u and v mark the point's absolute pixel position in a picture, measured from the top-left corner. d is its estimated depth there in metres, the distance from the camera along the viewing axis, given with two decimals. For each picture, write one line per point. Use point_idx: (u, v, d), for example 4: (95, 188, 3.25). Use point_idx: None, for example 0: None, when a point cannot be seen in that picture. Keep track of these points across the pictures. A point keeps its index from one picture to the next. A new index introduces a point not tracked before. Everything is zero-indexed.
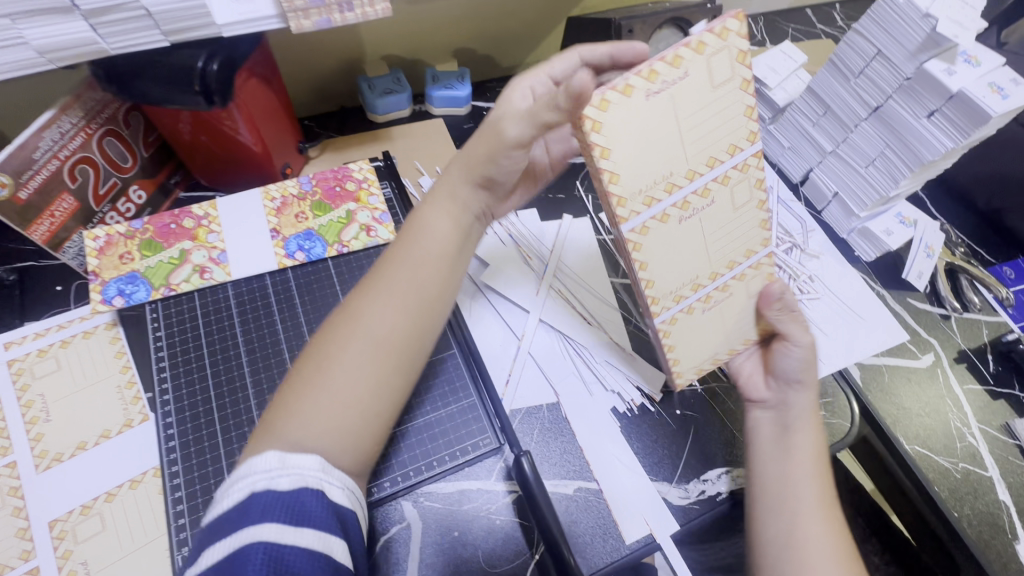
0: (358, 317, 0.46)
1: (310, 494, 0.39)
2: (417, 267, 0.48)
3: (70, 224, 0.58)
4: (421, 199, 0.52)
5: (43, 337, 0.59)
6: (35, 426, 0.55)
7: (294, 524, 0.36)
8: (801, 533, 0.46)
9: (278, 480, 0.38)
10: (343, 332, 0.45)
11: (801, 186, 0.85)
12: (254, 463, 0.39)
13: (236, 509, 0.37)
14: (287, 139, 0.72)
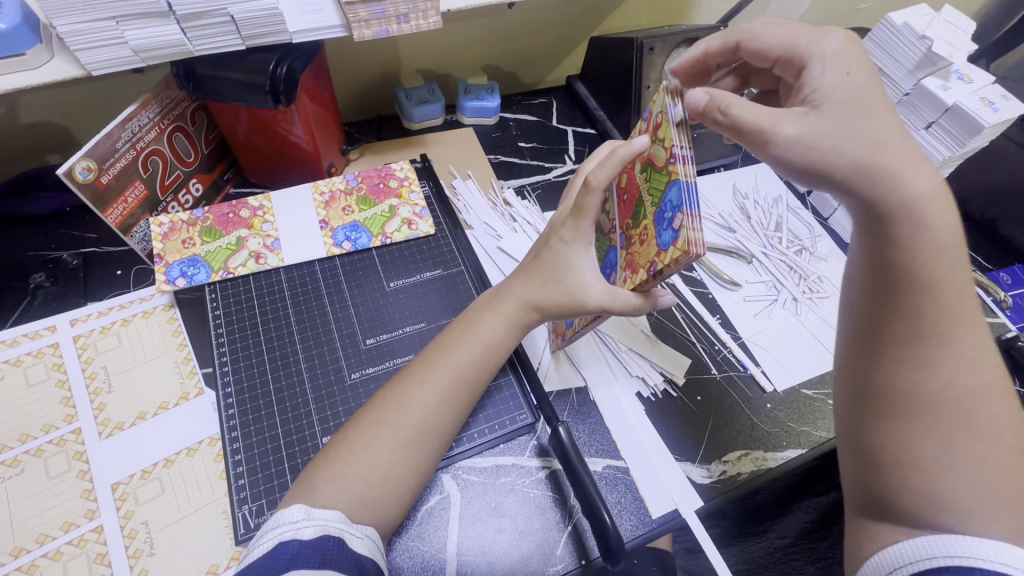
0: (407, 405, 0.50)
1: (332, 542, 0.42)
2: (466, 367, 0.53)
3: (139, 210, 0.63)
4: (480, 307, 0.57)
5: (106, 315, 0.63)
6: (98, 397, 0.58)
7: (318, 568, 0.39)
8: (939, 389, 0.41)
9: (304, 530, 0.43)
10: (392, 417, 0.50)
11: (808, 196, 0.91)
12: (283, 517, 0.44)
13: (264, 557, 0.41)
14: (332, 141, 0.78)
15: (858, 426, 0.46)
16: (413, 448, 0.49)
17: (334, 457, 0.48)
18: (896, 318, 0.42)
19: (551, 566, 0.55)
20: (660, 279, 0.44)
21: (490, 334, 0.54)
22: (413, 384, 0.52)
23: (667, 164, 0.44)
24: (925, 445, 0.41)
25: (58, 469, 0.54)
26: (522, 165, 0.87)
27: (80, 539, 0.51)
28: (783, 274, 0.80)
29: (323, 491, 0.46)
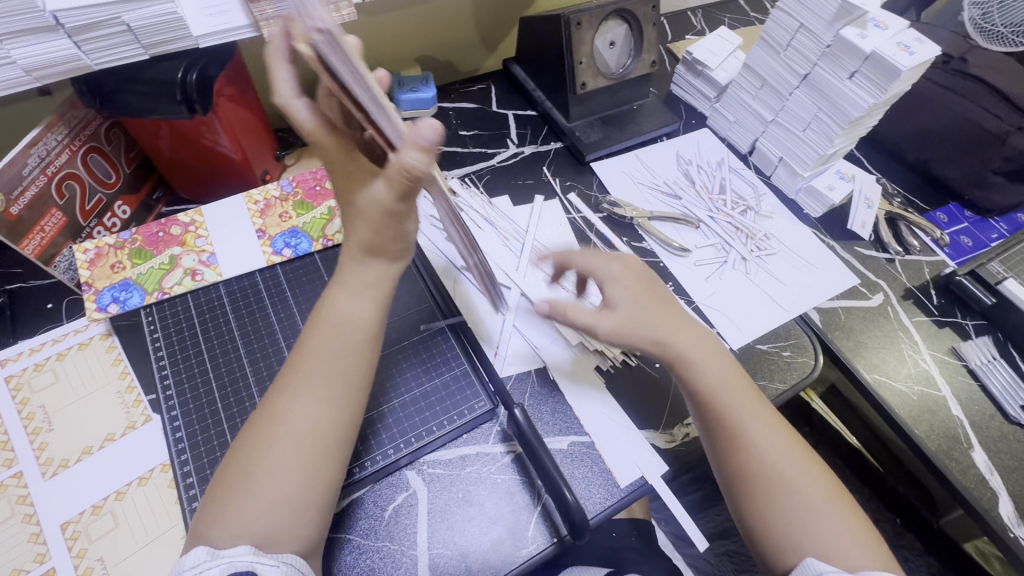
0: (280, 419, 0.47)
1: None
2: (349, 362, 0.50)
3: (60, 239, 0.60)
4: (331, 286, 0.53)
5: (39, 351, 0.60)
6: (38, 437, 0.56)
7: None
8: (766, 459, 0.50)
9: (207, 572, 0.41)
10: (266, 436, 0.46)
11: (749, 155, 0.92)
12: (187, 561, 0.42)
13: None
14: (264, 148, 0.75)
15: (734, 509, 0.52)
16: (298, 458, 0.46)
17: (229, 485, 0.46)
18: (709, 410, 0.53)
19: (523, 548, 0.55)
20: (376, 106, 0.37)
21: (342, 314, 0.51)
22: (278, 393, 0.49)
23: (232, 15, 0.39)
24: (800, 507, 0.49)
25: (2, 515, 0.52)
26: (465, 154, 0.86)
27: None
28: (730, 236, 0.81)
29: (222, 527, 0.44)
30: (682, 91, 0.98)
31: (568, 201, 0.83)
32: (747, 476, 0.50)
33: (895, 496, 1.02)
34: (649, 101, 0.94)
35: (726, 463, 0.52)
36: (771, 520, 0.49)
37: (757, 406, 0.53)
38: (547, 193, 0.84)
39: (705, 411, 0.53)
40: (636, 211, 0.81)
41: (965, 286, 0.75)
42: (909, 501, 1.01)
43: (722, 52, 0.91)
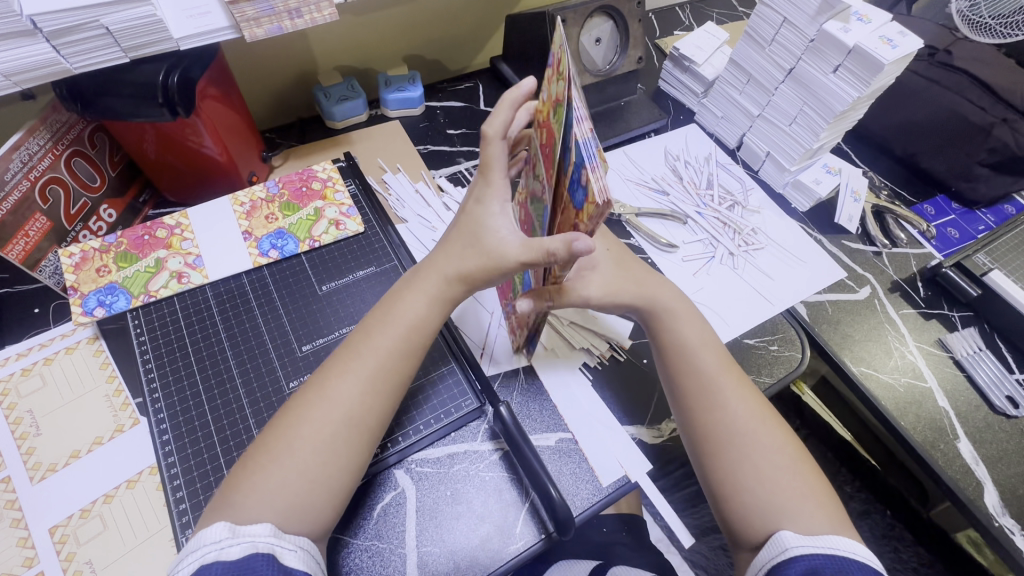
0: (329, 396, 0.50)
1: (260, 560, 0.42)
2: (394, 357, 0.52)
3: (45, 243, 0.60)
4: (398, 287, 0.56)
5: (26, 356, 0.60)
6: (25, 441, 0.56)
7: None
8: (732, 422, 0.56)
9: (230, 548, 0.42)
10: (315, 413, 0.49)
11: (737, 151, 0.93)
12: (205, 536, 0.42)
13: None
14: (250, 150, 0.75)
15: (698, 466, 0.57)
16: (337, 442, 0.48)
17: (255, 465, 0.47)
18: (675, 368, 0.60)
19: (512, 544, 0.55)
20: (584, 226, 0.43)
21: (410, 319, 0.53)
22: (335, 375, 0.51)
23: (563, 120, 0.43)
24: (753, 454, 0.54)
25: None
26: (453, 153, 0.86)
27: None
28: (718, 231, 0.81)
29: (244, 505, 0.45)
30: (670, 87, 0.98)
31: None
32: (706, 428, 0.56)
33: (886, 488, 1.03)
34: (637, 97, 0.94)
35: (689, 418, 0.57)
36: (728, 465, 0.54)
37: (720, 366, 0.59)
38: None
39: (680, 373, 0.59)
40: (624, 207, 0.81)
41: (950, 278, 0.75)
42: (899, 492, 1.02)
43: (708, 47, 0.92)
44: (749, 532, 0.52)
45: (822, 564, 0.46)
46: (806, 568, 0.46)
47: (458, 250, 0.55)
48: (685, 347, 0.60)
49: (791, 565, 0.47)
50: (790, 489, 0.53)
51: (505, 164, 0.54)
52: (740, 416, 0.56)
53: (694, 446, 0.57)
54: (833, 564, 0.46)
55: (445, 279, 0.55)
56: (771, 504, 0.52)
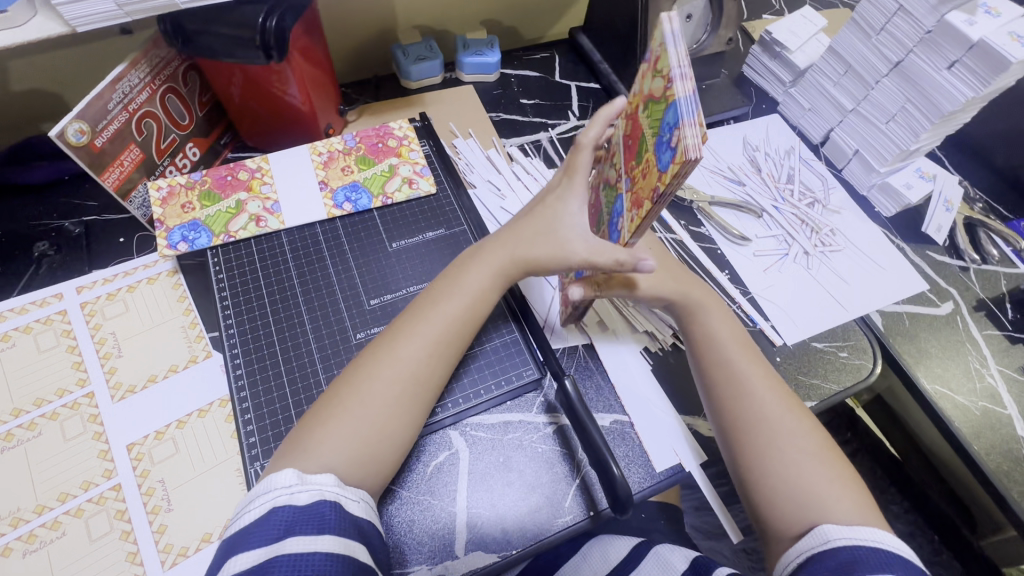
0: (395, 356, 0.51)
1: (328, 506, 0.42)
2: (458, 321, 0.53)
3: (136, 175, 0.62)
4: (463, 260, 0.56)
5: (111, 282, 0.63)
6: (109, 361, 0.59)
7: (316, 536, 0.39)
8: (769, 416, 0.54)
9: (298, 495, 0.42)
10: (382, 370, 0.50)
11: (821, 146, 0.88)
12: (275, 481, 0.43)
13: (257, 524, 0.40)
14: (330, 103, 0.76)
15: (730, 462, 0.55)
16: (403, 401, 0.50)
17: (325, 415, 0.48)
18: (707, 356, 0.58)
19: (560, 517, 0.55)
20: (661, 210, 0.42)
21: (478, 286, 0.54)
22: (399, 335, 0.52)
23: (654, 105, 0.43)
24: (782, 447, 0.53)
25: (75, 431, 0.55)
26: (524, 123, 0.85)
27: (100, 496, 0.53)
28: (794, 228, 0.78)
29: (313, 455, 0.46)
30: (755, 74, 0.92)
31: None
32: (734, 419, 0.55)
33: (934, 512, 0.99)
34: (720, 81, 0.90)
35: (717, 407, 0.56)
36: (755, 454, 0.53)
37: (750, 358, 0.58)
38: None
39: (711, 361, 0.58)
40: (696, 194, 0.78)
41: None
42: (949, 518, 0.97)
43: (803, 33, 0.86)
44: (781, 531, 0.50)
45: (866, 555, 0.44)
46: (847, 559, 0.44)
47: (536, 228, 0.55)
48: (724, 340, 0.59)
49: (833, 554, 0.45)
50: (842, 489, 0.51)
51: (590, 170, 0.55)
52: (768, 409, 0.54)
53: (723, 436, 0.55)
54: (878, 554, 0.44)
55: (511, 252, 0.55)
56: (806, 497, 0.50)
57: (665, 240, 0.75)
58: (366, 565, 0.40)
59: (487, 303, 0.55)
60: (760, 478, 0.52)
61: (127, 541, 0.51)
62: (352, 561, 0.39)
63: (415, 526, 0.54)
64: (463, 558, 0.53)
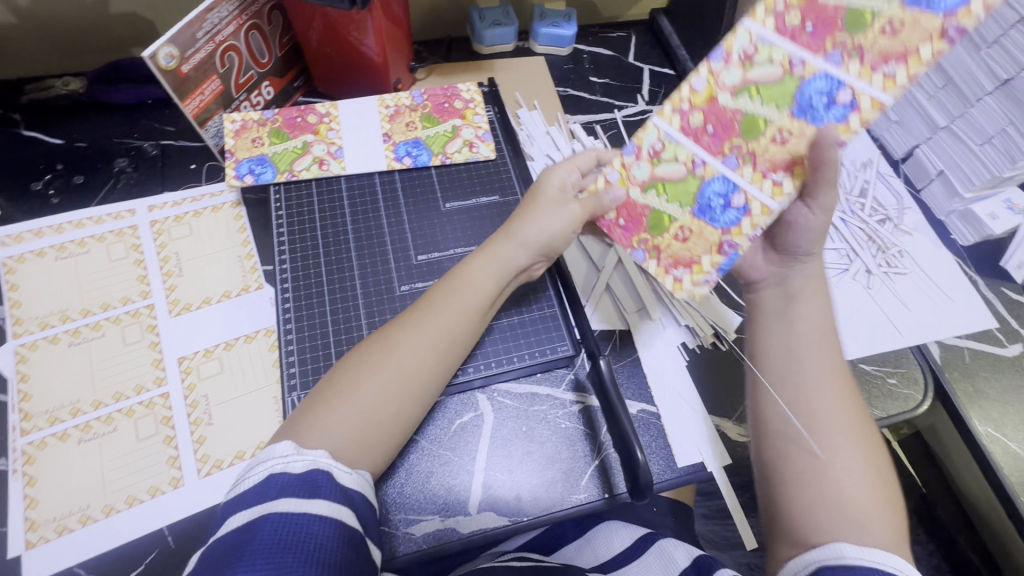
0: (391, 348, 0.49)
1: (321, 474, 0.43)
2: (451, 318, 0.52)
3: (213, 105, 0.65)
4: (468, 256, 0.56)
5: (180, 205, 0.67)
6: (170, 279, 0.63)
7: (307, 499, 0.40)
8: (830, 456, 0.46)
9: (294, 464, 0.42)
10: (375, 360, 0.49)
11: (902, 163, 0.83)
12: (273, 450, 0.44)
13: (255, 488, 0.41)
14: (402, 58, 0.76)
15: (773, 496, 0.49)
16: (396, 396, 0.48)
17: (319, 400, 0.47)
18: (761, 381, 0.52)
19: (575, 494, 0.56)
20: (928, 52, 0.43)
21: (473, 285, 0.53)
22: (397, 329, 0.51)
23: (834, 4, 0.44)
24: (835, 479, 0.45)
25: (133, 337, 0.59)
26: (591, 101, 0.83)
27: (149, 401, 0.56)
28: (860, 244, 0.74)
29: (309, 432, 0.45)
30: None
31: None
32: (771, 445, 0.49)
33: (960, 561, 0.95)
34: None
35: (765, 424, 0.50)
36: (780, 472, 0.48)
37: (820, 367, 0.50)
38: None
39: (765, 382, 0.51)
40: None
41: None
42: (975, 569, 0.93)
43: None
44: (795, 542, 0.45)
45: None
46: None
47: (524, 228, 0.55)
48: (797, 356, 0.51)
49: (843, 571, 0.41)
50: None
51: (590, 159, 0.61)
52: (817, 435, 0.47)
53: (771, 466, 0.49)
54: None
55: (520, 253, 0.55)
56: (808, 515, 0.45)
57: None
58: (355, 529, 0.42)
59: (485, 301, 0.54)
60: (800, 526, 0.45)
61: (168, 446, 0.55)
62: (341, 524, 0.41)
63: (432, 478, 0.55)
64: (474, 516, 0.54)
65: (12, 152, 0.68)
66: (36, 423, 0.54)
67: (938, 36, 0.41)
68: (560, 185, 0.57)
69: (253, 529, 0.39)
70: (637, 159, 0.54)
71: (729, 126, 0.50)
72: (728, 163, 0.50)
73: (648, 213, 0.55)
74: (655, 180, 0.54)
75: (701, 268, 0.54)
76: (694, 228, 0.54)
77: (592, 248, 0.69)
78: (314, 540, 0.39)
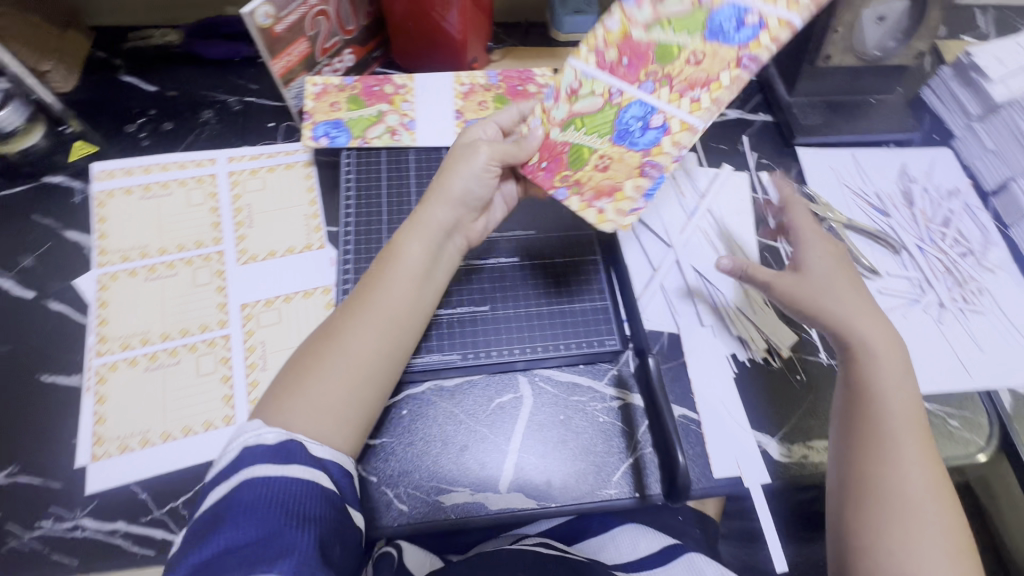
0: (338, 335, 0.48)
1: (295, 443, 0.43)
2: (396, 295, 0.51)
3: (298, 68, 0.67)
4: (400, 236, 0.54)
5: (256, 160, 0.70)
6: (241, 229, 0.66)
7: (282, 465, 0.41)
8: (879, 509, 0.45)
9: (267, 435, 0.43)
10: (323, 348, 0.48)
11: (993, 195, 0.77)
12: (246, 427, 0.44)
13: (232, 460, 0.42)
14: (481, 37, 0.76)
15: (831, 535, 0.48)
16: (348, 377, 0.47)
17: (279, 392, 0.46)
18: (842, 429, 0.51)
19: (606, 488, 0.56)
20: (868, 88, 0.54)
21: (413, 259, 0.52)
22: (342, 316, 0.50)
23: (645, 41, 0.54)
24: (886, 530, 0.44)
25: (203, 280, 0.63)
26: None
27: (212, 340, 0.60)
28: (935, 275, 0.70)
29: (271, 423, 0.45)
30: (935, 98, 0.81)
31: (758, 178, 0.75)
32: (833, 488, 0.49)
33: None
34: (891, 98, 0.81)
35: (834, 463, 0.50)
36: (846, 496, 0.47)
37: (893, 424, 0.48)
38: (738, 163, 0.77)
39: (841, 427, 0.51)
40: (833, 213, 0.73)
41: None
42: None
43: (1012, 63, 0.74)
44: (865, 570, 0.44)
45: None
46: None
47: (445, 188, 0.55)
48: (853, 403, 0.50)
49: None
50: None
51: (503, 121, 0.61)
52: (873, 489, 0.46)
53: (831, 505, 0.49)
54: None
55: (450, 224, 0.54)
56: (875, 537, 0.44)
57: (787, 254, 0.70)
58: (332, 488, 0.43)
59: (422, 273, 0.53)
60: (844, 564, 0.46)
61: (225, 385, 0.58)
62: (319, 486, 0.42)
63: (467, 452, 0.56)
64: (504, 495, 0.55)
65: (111, 95, 0.73)
66: (111, 347, 0.58)
67: (733, 64, 0.52)
68: (478, 137, 0.57)
69: (233, 500, 0.39)
70: (555, 103, 0.56)
71: (644, 57, 0.54)
72: (644, 89, 0.54)
73: (569, 150, 0.56)
74: (574, 116, 0.56)
75: (623, 194, 0.55)
76: (614, 156, 0.55)
77: (651, 247, 0.68)
78: (292, 500, 0.40)
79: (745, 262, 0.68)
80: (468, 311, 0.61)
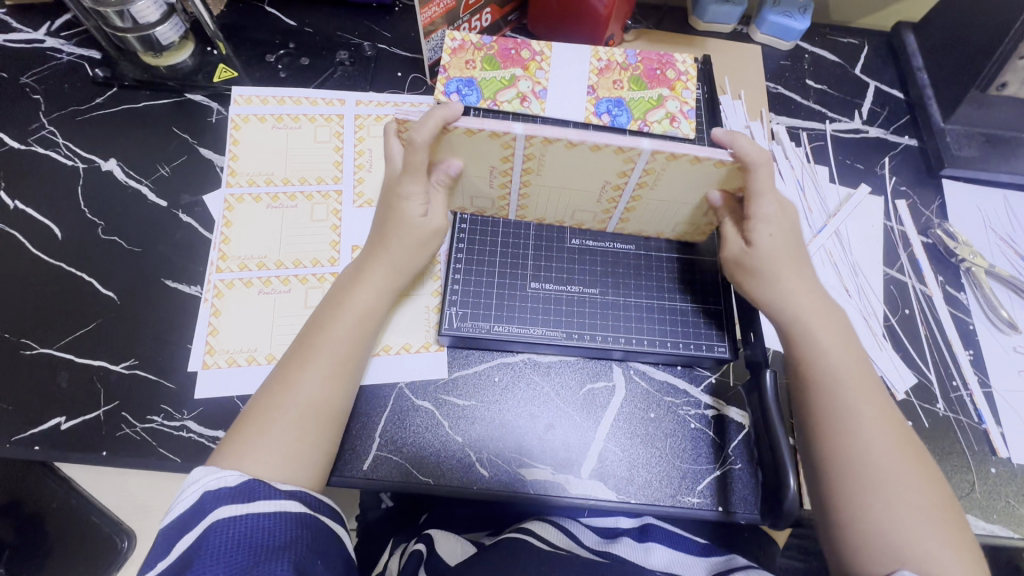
0: (292, 385, 0.47)
1: (257, 484, 0.41)
2: (348, 341, 0.50)
3: (440, 20, 0.66)
4: (347, 279, 0.53)
5: (383, 107, 0.70)
6: (360, 171, 0.67)
7: (246, 504, 0.40)
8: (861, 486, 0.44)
9: (229, 476, 0.41)
10: (277, 401, 0.46)
11: None
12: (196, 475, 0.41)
13: (190, 508, 0.39)
14: (623, 12, 0.73)
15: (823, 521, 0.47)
16: (305, 426, 0.45)
17: (233, 450, 0.43)
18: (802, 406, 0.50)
19: (688, 496, 0.54)
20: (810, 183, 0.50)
21: (364, 304, 0.51)
22: (296, 365, 0.48)
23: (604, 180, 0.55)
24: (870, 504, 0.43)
25: (320, 215, 0.64)
26: (801, 106, 0.76)
27: (321, 276, 0.61)
28: None
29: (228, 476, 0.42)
30: None
31: (894, 208, 0.70)
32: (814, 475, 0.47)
33: None
34: None
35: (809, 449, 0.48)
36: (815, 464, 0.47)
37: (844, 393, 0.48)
38: (873, 186, 0.72)
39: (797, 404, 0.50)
40: (976, 256, 0.66)
41: None
42: None
43: None
44: (860, 555, 0.43)
45: None
46: None
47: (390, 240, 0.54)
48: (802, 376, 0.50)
49: None
50: None
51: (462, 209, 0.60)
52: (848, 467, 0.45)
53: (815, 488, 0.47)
54: None
55: (393, 267, 0.53)
56: (864, 510, 0.44)
57: (914, 291, 0.66)
58: (305, 513, 0.41)
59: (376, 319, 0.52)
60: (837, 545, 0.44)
61: None
62: (290, 516, 0.40)
63: (553, 431, 0.56)
64: (585, 481, 0.54)
65: (254, 24, 0.75)
66: (230, 265, 0.60)
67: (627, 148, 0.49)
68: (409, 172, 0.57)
69: (202, 545, 0.37)
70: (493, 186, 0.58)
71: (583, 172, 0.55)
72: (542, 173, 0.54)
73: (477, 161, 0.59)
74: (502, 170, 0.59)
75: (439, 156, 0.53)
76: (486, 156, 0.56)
77: None
78: (262, 539, 0.38)
79: (864, 292, 0.65)
80: (577, 292, 0.59)
